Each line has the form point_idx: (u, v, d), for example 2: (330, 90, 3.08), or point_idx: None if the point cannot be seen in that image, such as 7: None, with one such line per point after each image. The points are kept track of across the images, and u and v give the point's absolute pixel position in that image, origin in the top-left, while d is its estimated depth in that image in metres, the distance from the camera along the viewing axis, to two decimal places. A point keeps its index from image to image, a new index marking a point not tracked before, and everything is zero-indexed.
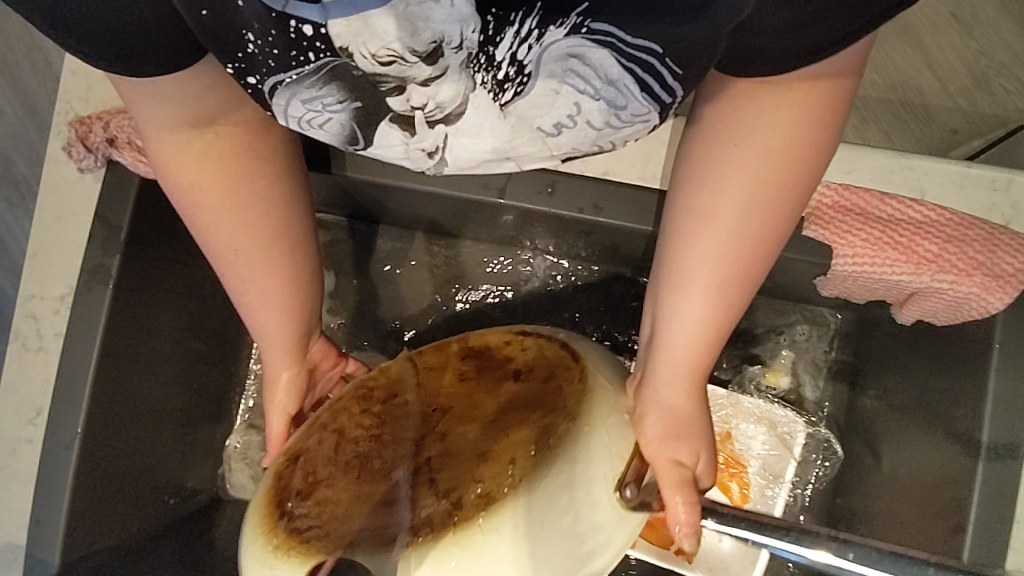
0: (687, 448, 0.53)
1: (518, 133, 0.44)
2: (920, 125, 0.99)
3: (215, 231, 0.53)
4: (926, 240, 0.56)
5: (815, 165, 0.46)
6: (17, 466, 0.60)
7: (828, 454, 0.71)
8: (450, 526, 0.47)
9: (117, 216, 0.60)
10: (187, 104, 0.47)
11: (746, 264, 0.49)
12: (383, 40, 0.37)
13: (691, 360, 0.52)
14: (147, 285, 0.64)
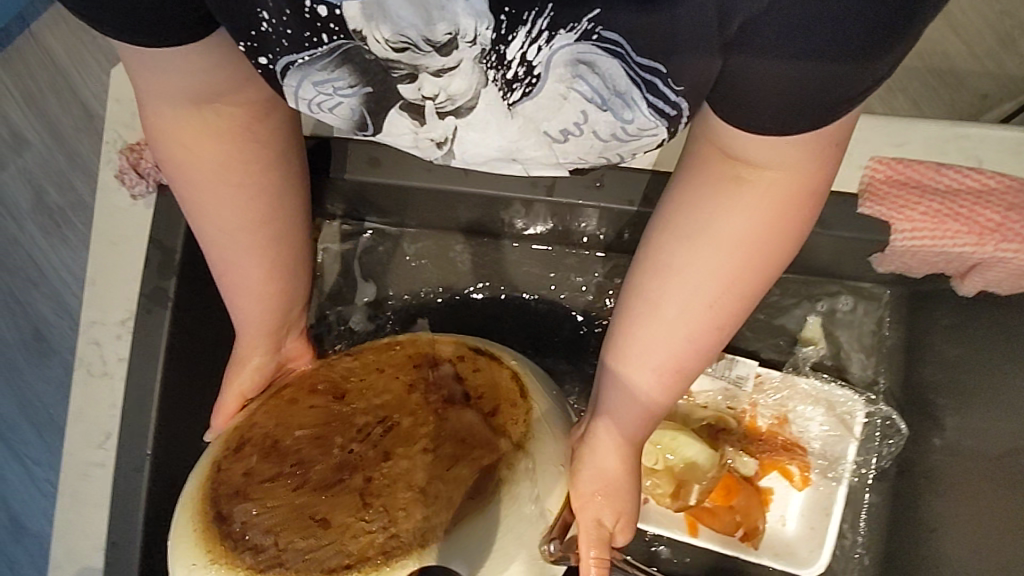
0: (616, 513, 0.58)
1: (528, 130, 0.43)
2: (948, 91, 0.97)
3: (201, 205, 0.53)
4: (987, 210, 0.55)
5: (767, 263, 0.48)
6: (91, 490, 0.62)
7: (892, 431, 0.70)
8: (374, 551, 0.49)
9: (171, 239, 0.61)
10: (190, 83, 0.45)
11: (685, 359, 0.52)
12: (397, 26, 0.35)
13: (628, 432, 0.56)
14: (202, 305, 0.64)
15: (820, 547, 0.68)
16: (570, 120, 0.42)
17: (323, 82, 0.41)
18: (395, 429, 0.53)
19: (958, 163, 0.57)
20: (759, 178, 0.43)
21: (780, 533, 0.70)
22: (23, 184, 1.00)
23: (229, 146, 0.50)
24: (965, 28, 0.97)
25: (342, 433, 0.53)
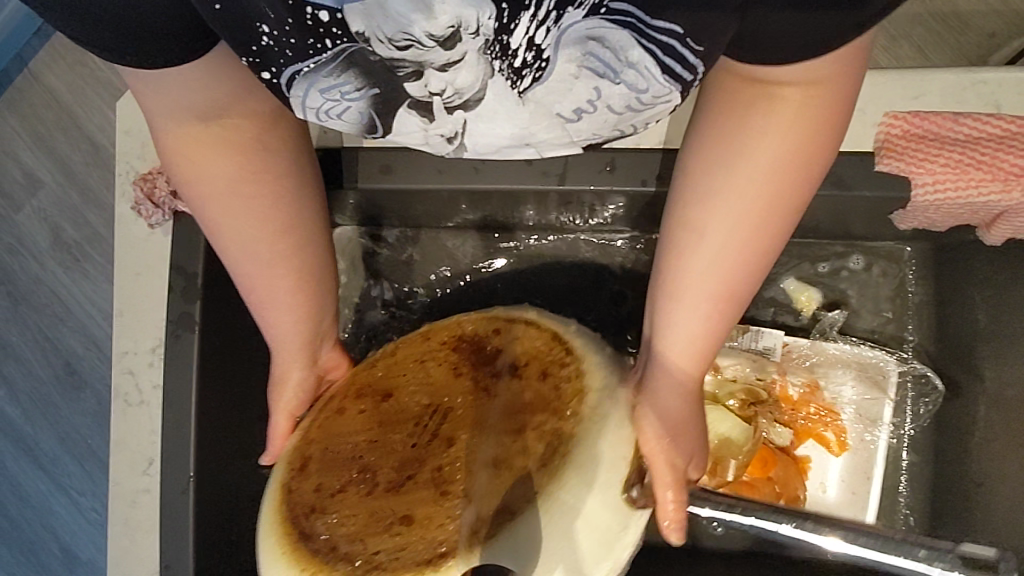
0: (686, 452, 0.55)
1: (539, 115, 0.44)
2: (954, 35, 0.94)
3: (219, 225, 0.54)
4: (1010, 155, 0.54)
5: (805, 177, 0.47)
6: (142, 516, 0.63)
7: (928, 390, 0.70)
8: (461, 539, 0.51)
9: (191, 264, 0.62)
10: (194, 98, 0.48)
11: (735, 280, 0.50)
12: (401, 25, 0.37)
13: (688, 367, 0.53)
14: (229, 325, 0.65)
15: (864, 510, 0.68)
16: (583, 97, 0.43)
17: (330, 87, 0.43)
18: (450, 415, 0.56)
19: (974, 110, 0.56)
20: (790, 86, 0.42)
21: (821, 500, 0.69)
22: (40, 223, 1.01)
23: (236, 166, 0.51)
24: None
25: (398, 431, 0.56)
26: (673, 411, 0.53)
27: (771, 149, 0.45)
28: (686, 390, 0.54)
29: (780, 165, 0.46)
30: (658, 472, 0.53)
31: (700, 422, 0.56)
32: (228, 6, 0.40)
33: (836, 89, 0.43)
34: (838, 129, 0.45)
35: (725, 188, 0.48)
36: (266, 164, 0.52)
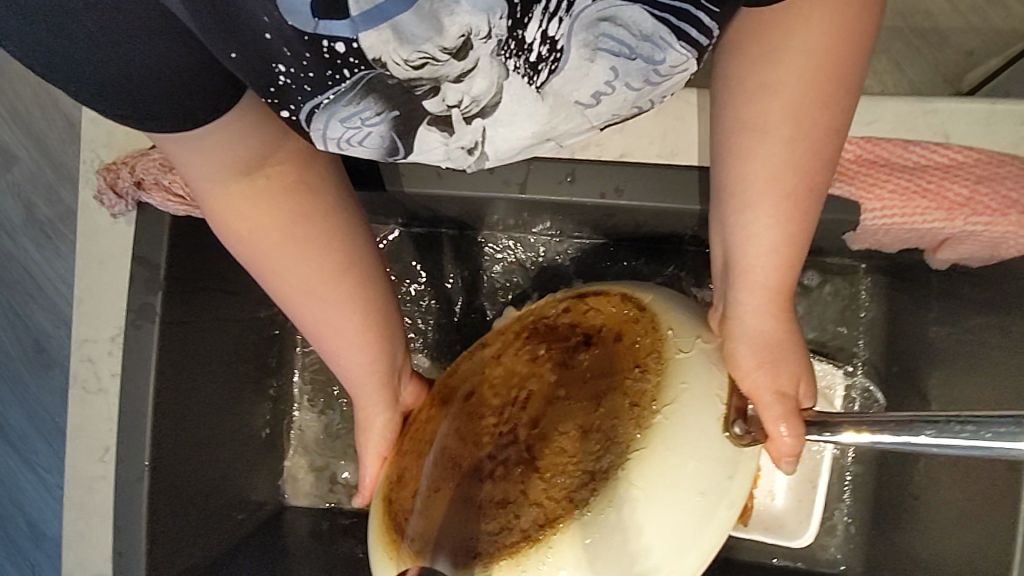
0: (789, 374, 0.55)
1: (556, 108, 0.47)
2: (933, 49, 0.96)
3: (277, 271, 0.56)
4: (956, 184, 0.56)
5: (848, 72, 0.51)
6: (96, 500, 0.64)
7: (871, 403, 0.72)
8: (569, 513, 0.52)
9: (155, 255, 0.62)
10: (235, 154, 0.51)
11: (809, 170, 0.52)
12: (413, 44, 0.39)
13: (769, 276, 0.55)
14: (192, 316, 0.65)
15: (808, 517, 0.71)
16: (600, 80, 0.47)
17: (350, 114, 0.46)
18: (531, 396, 0.57)
19: (925, 138, 0.57)
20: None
21: (768, 507, 0.72)
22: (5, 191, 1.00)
23: (286, 213, 0.54)
24: None
25: (482, 416, 0.58)
26: (765, 330, 0.55)
27: (817, 40, 0.49)
28: (772, 301, 0.55)
29: (827, 54, 0.50)
30: (767, 401, 0.53)
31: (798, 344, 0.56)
32: (243, 54, 0.42)
33: None
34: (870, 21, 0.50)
35: (778, 85, 0.51)
36: (311, 206, 0.55)
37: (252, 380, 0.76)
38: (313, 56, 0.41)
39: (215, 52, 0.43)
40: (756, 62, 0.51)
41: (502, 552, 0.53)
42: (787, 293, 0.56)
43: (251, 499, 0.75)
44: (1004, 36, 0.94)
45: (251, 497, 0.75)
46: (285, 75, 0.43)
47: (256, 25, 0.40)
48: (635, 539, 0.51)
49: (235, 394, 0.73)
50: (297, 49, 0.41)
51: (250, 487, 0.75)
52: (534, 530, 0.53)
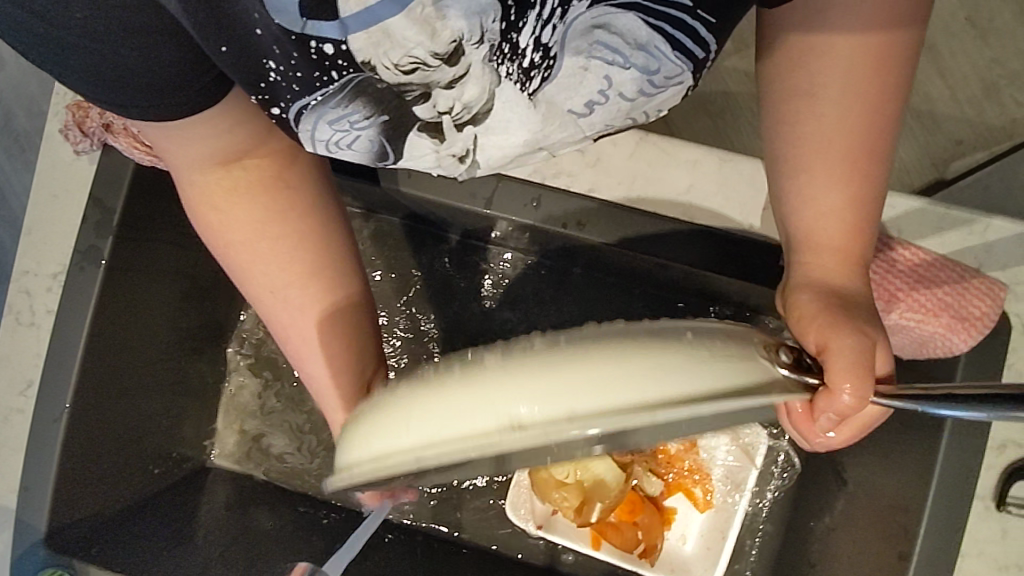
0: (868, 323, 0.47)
1: (550, 118, 0.48)
2: (925, 132, 1.22)
3: (249, 268, 0.55)
4: (896, 280, 0.58)
5: (905, 38, 0.47)
6: (8, 433, 0.63)
7: (788, 465, 0.75)
8: (543, 344, 0.34)
9: (111, 200, 0.62)
10: (213, 144, 0.49)
11: (869, 129, 0.49)
12: (405, 48, 0.40)
13: (835, 232, 0.51)
14: (139, 265, 0.65)
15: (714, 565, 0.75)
16: (595, 91, 0.47)
17: (339, 119, 0.47)
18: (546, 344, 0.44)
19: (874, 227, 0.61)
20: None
21: (678, 551, 0.76)
22: None
23: (260, 199, 0.52)
24: (952, 77, 1.22)
25: None
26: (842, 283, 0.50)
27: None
28: (846, 257, 0.51)
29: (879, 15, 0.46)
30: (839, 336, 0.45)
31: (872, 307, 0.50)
32: (234, 48, 0.41)
33: None
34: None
35: (830, 47, 0.47)
36: (286, 194, 0.53)
37: (191, 337, 0.75)
38: (300, 54, 0.41)
39: (204, 46, 0.42)
40: (798, 31, 0.48)
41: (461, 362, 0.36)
42: (858, 249, 0.52)
43: (173, 454, 0.75)
44: (993, 132, 1.20)
45: (173, 450, 0.75)
46: (275, 74, 0.43)
47: (245, 21, 0.39)
48: (606, 368, 0.33)
49: (173, 348, 0.73)
50: (285, 48, 0.41)
51: (174, 443, 0.75)
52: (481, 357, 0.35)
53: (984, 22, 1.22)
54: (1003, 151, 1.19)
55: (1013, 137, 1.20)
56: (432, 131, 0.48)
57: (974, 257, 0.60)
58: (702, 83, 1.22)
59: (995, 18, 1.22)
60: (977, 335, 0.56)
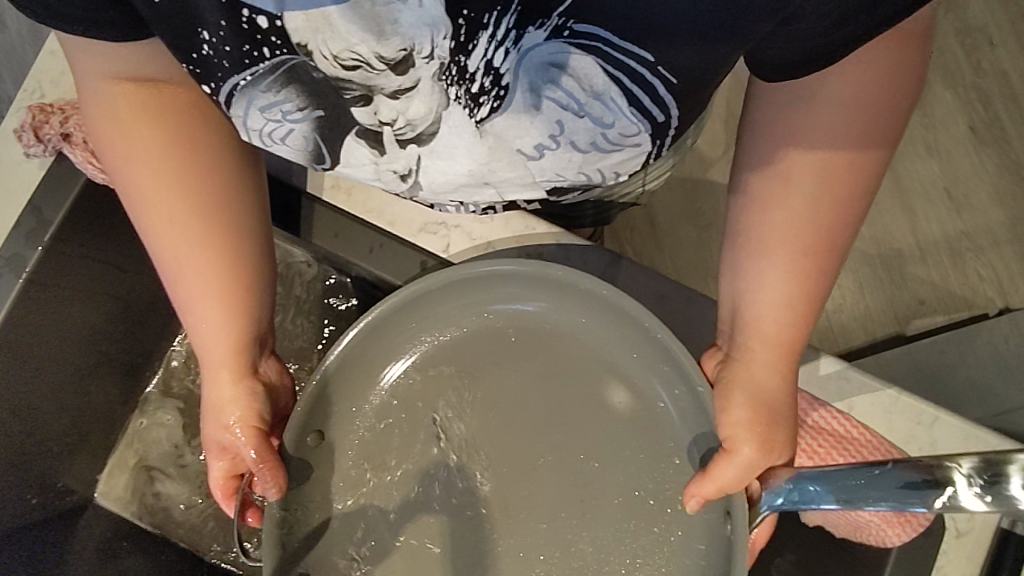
0: (781, 440, 0.54)
1: (494, 152, 0.54)
2: (892, 286, 1.25)
3: (148, 196, 0.56)
4: (841, 457, 0.58)
5: (872, 154, 0.51)
6: None
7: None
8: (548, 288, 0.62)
9: (51, 211, 0.65)
10: (125, 65, 0.52)
11: (830, 224, 0.52)
12: (347, 43, 0.43)
13: (779, 331, 0.55)
14: (59, 279, 0.67)
15: None
16: (540, 135, 0.53)
17: (271, 106, 0.51)
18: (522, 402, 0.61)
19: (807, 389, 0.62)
20: (853, 81, 0.48)
21: None
22: None
23: (173, 140, 0.55)
24: (925, 238, 1.27)
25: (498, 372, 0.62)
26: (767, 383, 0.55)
27: (853, 93, 0.48)
28: (780, 357, 0.55)
29: (863, 111, 0.49)
30: (747, 444, 0.53)
31: (793, 410, 0.56)
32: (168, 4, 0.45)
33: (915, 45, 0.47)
34: (896, 103, 0.49)
35: (807, 140, 0.50)
36: (204, 143, 0.56)
37: (107, 359, 0.76)
38: (229, 22, 0.44)
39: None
40: (777, 124, 0.51)
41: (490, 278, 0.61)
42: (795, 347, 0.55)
43: (56, 483, 0.74)
44: (954, 300, 1.24)
45: (58, 481, 0.74)
46: (208, 45, 0.47)
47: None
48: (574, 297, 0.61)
49: (83, 370, 0.73)
50: (214, 15, 0.44)
51: (62, 471, 0.74)
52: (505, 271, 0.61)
53: (959, 195, 1.28)
54: (962, 319, 1.23)
55: (972, 309, 1.24)
56: (376, 142, 0.53)
57: (918, 447, 0.60)
58: (690, 194, 1.25)
59: (970, 194, 1.28)
60: (909, 534, 0.59)
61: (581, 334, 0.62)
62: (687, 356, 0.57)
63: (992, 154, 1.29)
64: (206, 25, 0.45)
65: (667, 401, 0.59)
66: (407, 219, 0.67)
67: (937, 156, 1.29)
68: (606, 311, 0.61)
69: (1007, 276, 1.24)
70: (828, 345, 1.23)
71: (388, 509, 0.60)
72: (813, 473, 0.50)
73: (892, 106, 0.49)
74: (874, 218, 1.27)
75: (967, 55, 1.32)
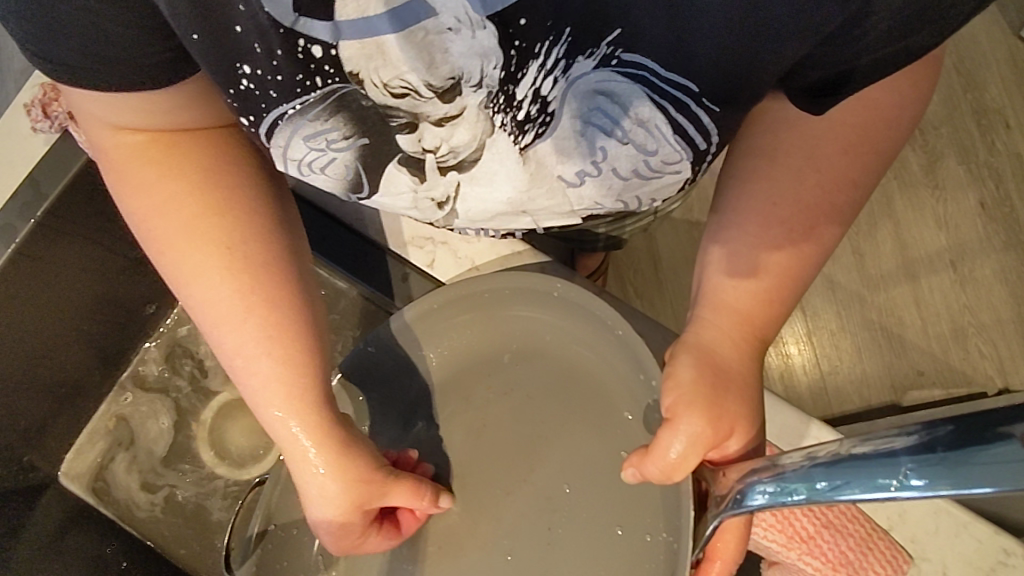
0: (731, 413, 0.52)
1: (535, 179, 0.53)
2: (890, 353, 1.23)
3: (178, 252, 0.54)
4: (804, 518, 0.57)
5: (871, 155, 0.53)
6: None
7: None
8: (539, 292, 0.61)
9: (48, 185, 0.68)
10: (120, 110, 0.50)
11: (816, 210, 0.54)
12: (397, 71, 0.43)
13: (747, 307, 0.54)
14: (50, 254, 0.70)
15: None
16: (582, 162, 0.53)
17: (316, 134, 0.51)
18: (565, 474, 0.57)
19: (775, 442, 0.61)
20: (872, 85, 0.49)
21: None
22: None
23: (190, 185, 0.53)
24: (927, 309, 1.25)
25: (525, 388, 0.60)
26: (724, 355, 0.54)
27: (876, 94, 0.50)
28: (744, 333, 0.55)
29: (874, 111, 0.51)
30: (690, 415, 0.51)
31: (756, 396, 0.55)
32: (213, 35, 0.44)
33: (927, 65, 0.49)
34: (900, 120, 0.52)
35: (809, 139, 0.52)
36: (218, 183, 0.54)
37: (81, 337, 0.79)
38: (284, 52, 0.44)
39: (176, 31, 0.45)
40: (781, 120, 0.53)
41: (507, 282, 0.61)
42: (761, 331, 0.55)
43: (22, 459, 0.77)
44: (953, 373, 1.22)
45: (22, 457, 0.77)
46: (252, 77, 0.46)
47: (226, 17, 0.42)
48: (552, 309, 0.61)
49: (58, 348, 0.77)
50: (270, 45, 0.43)
51: (29, 447, 0.78)
52: (509, 273, 0.61)
53: (965, 270, 1.27)
54: (960, 394, 1.21)
55: (971, 383, 1.22)
56: (417, 169, 0.53)
57: (884, 515, 0.57)
58: (691, 240, 1.26)
59: (976, 270, 1.27)
60: None
61: (556, 343, 0.61)
62: (648, 354, 0.56)
63: (1001, 233, 1.28)
64: (255, 55, 0.45)
65: (633, 413, 0.57)
66: (396, 232, 0.68)
67: (946, 230, 1.29)
68: (573, 316, 0.60)
69: (1009, 356, 1.22)
70: (821, 407, 1.21)
71: None
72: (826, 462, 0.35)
73: (892, 116, 0.51)
74: (877, 284, 1.27)
75: (983, 134, 1.33)
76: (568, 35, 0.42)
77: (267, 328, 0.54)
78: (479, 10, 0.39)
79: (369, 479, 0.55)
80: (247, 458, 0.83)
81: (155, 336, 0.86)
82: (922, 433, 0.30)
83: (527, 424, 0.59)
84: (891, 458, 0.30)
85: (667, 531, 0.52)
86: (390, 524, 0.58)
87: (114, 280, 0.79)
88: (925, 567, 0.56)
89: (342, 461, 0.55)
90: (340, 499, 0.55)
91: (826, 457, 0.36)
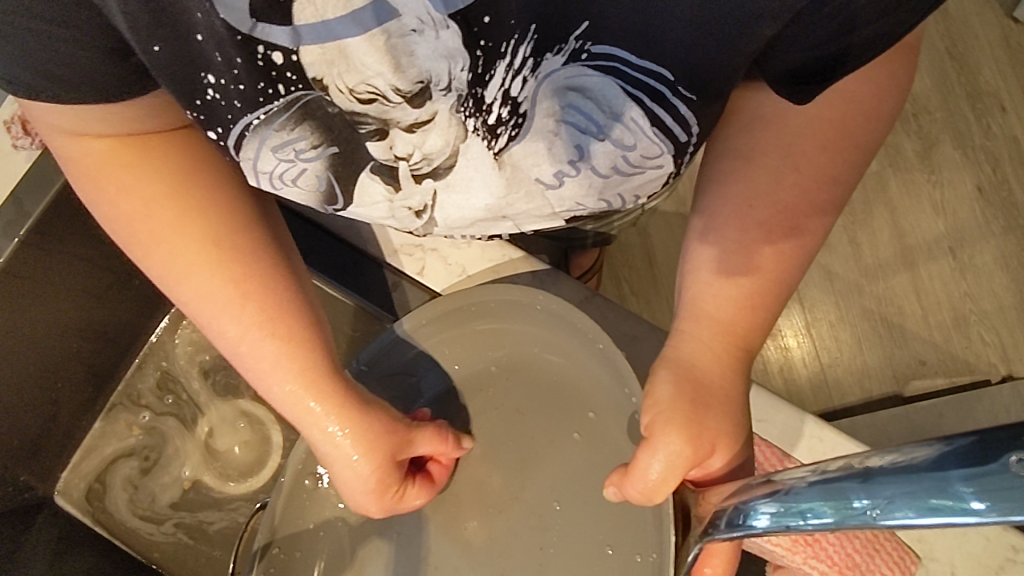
0: (711, 432, 0.51)
1: (512, 184, 0.52)
2: (892, 343, 1.22)
3: (162, 244, 0.54)
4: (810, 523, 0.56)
5: (855, 150, 0.52)
6: None
7: None
8: (522, 305, 0.60)
9: (31, 203, 0.67)
10: (82, 118, 0.50)
11: (796, 211, 0.52)
12: (363, 76, 0.42)
13: (730, 316, 0.53)
14: (35, 271, 0.70)
15: None
16: (560, 163, 0.51)
17: (284, 145, 0.50)
18: (558, 494, 0.55)
19: (775, 443, 0.60)
20: (844, 79, 0.49)
21: None
22: None
23: (168, 179, 0.53)
24: (928, 298, 1.24)
25: (508, 403, 0.60)
26: (705, 364, 0.52)
27: (852, 87, 0.50)
28: (732, 335, 0.53)
29: (849, 102, 0.50)
30: (667, 434, 0.49)
31: (743, 411, 0.53)
32: (172, 46, 0.44)
33: (901, 57, 0.49)
34: (878, 112, 0.51)
35: (784, 135, 0.52)
36: (196, 179, 0.54)
37: (73, 355, 0.78)
38: (244, 60, 0.43)
39: (136, 45, 0.44)
40: (755, 119, 0.53)
41: (494, 295, 0.60)
42: (744, 339, 0.54)
43: (16, 480, 0.76)
44: (957, 362, 1.21)
45: (18, 478, 0.76)
46: (216, 87, 0.46)
47: (186, 26, 0.42)
48: (531, 327, 0.60)
49: (45, 365, 0.76)
50: (228, 53, 0.43)
51: (23, 468, 0.77)
52: (492, 290, 0.60)
53: (965, 257, 1.26)
54: (962, 383, 1.20)
55: (974, 372, 1.21)
56: (391, 177, 0.52)
57: None
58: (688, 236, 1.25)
59: (975, 257, 1.26)
60: None
61: (539, 352, 0.60)
62: (629, 368, 0.55)
63: (999, 217, 1.27)
64: (214, 65, 0.45)
65: (596, 411, 0.57)
66: (384, 241, 0.67)
67: (943, 216, 1.28)
68: (558, 328, 0.59)
69: (1011, 343, 1.22)
70: (823, 400, 1.20)
71: (351, 525, 0.60)
72: (854, 475, 0.32)
73: (868, 109, 0.50)
74: (876, 274, 1.25)
75: (978, 118, 1.31)
76: (535, 31, 0.41)
77: (269, 302, 0.55)
78: (440, 9, 0.39)
79: (392, 428, 0.57)
80: (243, 470, 0.82)
81: (145, 352, 0.85)
82: (948, 442, 0.27)
83: (515, 443, 0.58)
84: (926, 472, 0.28)
85: (657, 552, 0.50)
86: (423, 477, 0.58)
87: (101, 295, 0.78)
88: (933, 567, 0.55)
89: (358, 419, 0.56)
90: (372, 448, 0.56)
91: (849, 470, 0.33)
